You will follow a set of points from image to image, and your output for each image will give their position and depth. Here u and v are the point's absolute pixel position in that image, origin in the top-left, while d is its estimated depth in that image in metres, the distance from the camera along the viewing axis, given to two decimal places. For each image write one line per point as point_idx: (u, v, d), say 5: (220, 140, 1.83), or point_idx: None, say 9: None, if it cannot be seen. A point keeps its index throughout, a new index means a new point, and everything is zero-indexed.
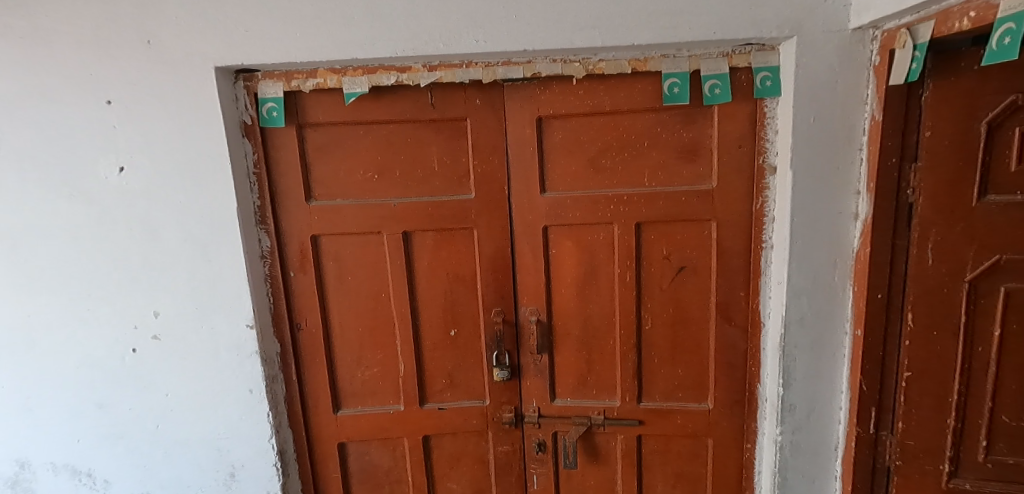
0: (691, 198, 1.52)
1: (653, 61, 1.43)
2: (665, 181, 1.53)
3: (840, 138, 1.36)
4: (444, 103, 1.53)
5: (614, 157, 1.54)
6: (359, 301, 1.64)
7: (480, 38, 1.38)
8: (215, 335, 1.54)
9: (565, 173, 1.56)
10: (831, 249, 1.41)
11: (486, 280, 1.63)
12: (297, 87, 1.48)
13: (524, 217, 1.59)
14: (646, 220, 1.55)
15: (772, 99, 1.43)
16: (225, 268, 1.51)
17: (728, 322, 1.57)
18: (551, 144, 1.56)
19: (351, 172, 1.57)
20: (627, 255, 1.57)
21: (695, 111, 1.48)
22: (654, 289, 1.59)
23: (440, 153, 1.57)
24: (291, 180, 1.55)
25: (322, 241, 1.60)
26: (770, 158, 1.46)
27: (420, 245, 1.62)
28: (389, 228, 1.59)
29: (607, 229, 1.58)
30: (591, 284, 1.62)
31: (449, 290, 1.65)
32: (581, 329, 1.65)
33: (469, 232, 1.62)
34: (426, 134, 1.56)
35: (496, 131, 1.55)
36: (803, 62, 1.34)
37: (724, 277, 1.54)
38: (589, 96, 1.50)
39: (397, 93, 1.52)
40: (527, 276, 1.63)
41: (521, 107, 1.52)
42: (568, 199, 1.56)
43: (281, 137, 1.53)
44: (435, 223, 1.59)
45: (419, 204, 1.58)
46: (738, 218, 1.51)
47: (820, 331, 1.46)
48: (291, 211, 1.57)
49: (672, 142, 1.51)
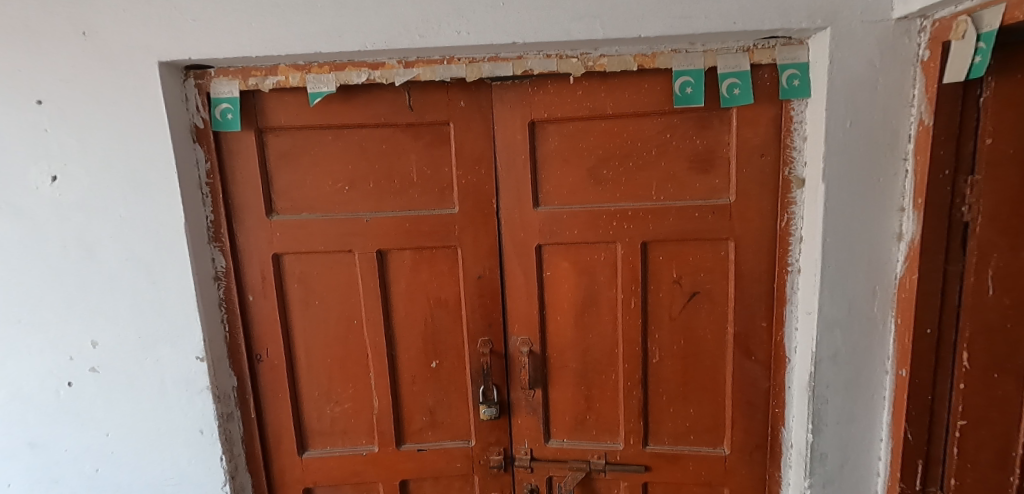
0: (705, 214, 1.32)
1: (661, 57, 1.24)
2: (675, 194, 1.34)
3: (881, 146, 1.17)
4: (423, 105, 1.35)
5: (617, 167, 1.35)
6: (327, 329, 1.45)
7: (462, 29, 1.19)
8: (161, 368, 1.35)
9: (561, 184, 1.38)
10: (870, 276, 1.21)
11: (472, 306, 1.44)
12: (254, 86, 1.29)
13: (516, 235, 1.40)
14: (654, 239, 1.35)
15: (800, 100, 1.23)
16: (172, 292, 1.32)
17: (748, 357, 1.36)
18: (546, 152, 1.37)
19: (318, 183, 1.39)
20: (631, 279, 1.38)
21: (711, 115, 1.29)
22: (662, 317, 1.39)
23: (419, 162, 1.39)
24: (250, 192, 1.36)
25: (285, 261, 1.41)
26: (797, 169, 1.27)
27: (397, 266, 1.43)
28: (361, 246, 1.40)
29: (609, 247, 1.39)
30: (591, 310, 1.42)
31: (430, 317, 1.45)
32: (580, 362, 1.45)
33: (453, 251, 1.43)
34: (404, 140, 1.38)
35: (483, 137, 1.36)
36: (839, 56, 1.14)
37: (743, 305, 1.34)
38: (588, 98, 1.31)
39: (370, 93, 1.33)
40: (518, 301, 1.44)
41: (511, 110, 1.34)
42: (565, 214, 1.37)
43: (237, 143, 1.34)
44: (413, 241, 1.40)
45: (395, 219, 1.39)
46: (759, 237, 1.31)
47: (856, 370, 1.25)
48: (249, 227, 1.38)
49: (683, 151, 1.32)
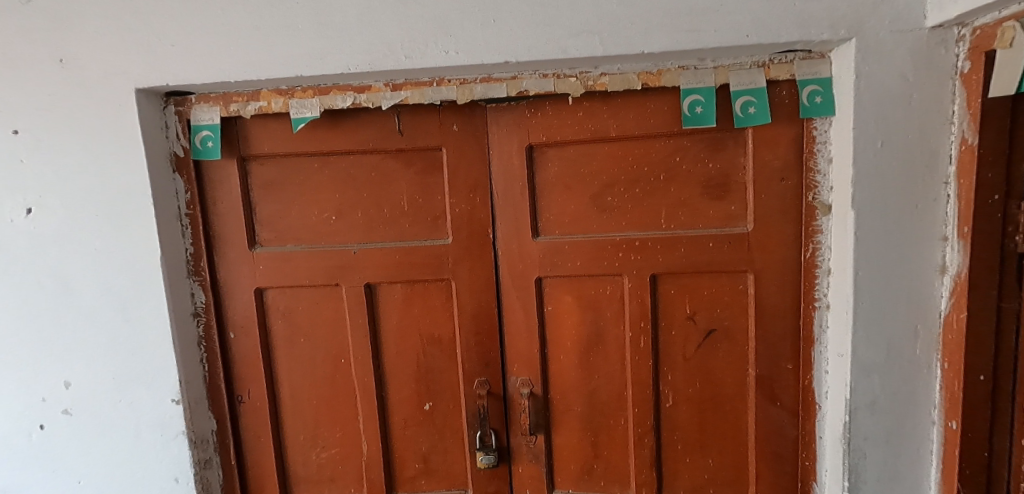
0: (720, 244, 1.20)
1: (668, 74, 1.14)
2: (686, 222, 1.23)
3: (917, 168, 1.04)
4: (414, 130, 1.27)
5: (623, 193, 1.25)
6: (314, 368, 1.35)
7: (451, 48, 1.11)
8: (136, 411, 1.27)
9: (562, 212, 1.28)
10: (910, 313, 1.07)
11: (467, 344, 1.33)
12: (235, 112, 1.23)
13: (514, 267, 1.30)
14: (665, 271, 1.24)
15: (823, 119, 1.12)
16: (147, 329, 1.24)
17: (772, 402, 1.22)
18: (546, 178, 1.27)
19: (305, 213, 1.31)
20: (640, 315, 1.26)
21: (724, 136, 1.18)
22: (675, 357, 1.27)
23: (410, 189, 1.30)
24: (232, 223, 1.29)
25: (269, 295, 1.33)
26: (822, 194, 1.14)
27: (387, 301, 1.33)
28: (348, 280, 1.31)
29: (615, 280, 1.27)
30: (597, 349, 1.31)
31: (422, 355, 1.35)
32: (586, 406, 1.33)
33: (446, 284, 1.33)
34: (394, 167, 1.29)
35: (477, 163, 1.27)
36: (866, 70, 1.03)
37: (766, 345, 1.21)
38: (590, 120, 1.22)
39: (357, 118, 1.26)
40: (517, 338, 1.33)
41: (507, 133, 1.25)
42: (566, 245, 1.27)
43: (219, 173, 1.27)
44: (404, 274, 1.31)
45: (385, 251, 1.30)
46: (781, 269, 1.18)
47: (897, 419, 1.10)
48: (230, 260, 1.30)
49: (694, 176, 1.21)
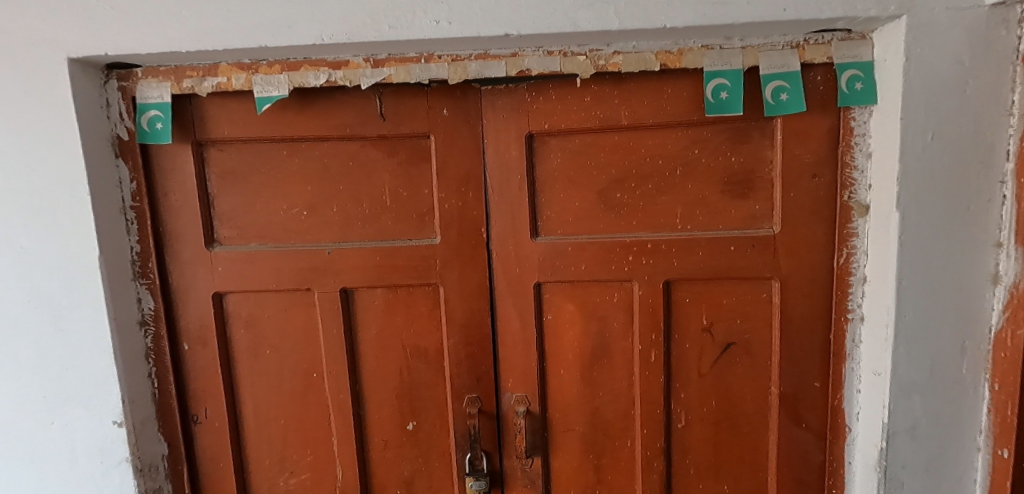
0: (743, 247, 1.07)
1: (689, 54, 1.00)
2: (704, 223, 1.09)
3: (971, 165, 0.92)
4: (398, 114, 1.11)
5: (634, 189, 1.11)
6: (281, 383, 1.19)
7: (442, 17, 0.96)
8: (71, 434, 1.10)
9: (565, 210, 1.13)
10: (957, 328, 0.96)
11: (456, 357, 1.18)
12: (189, 89, 1.06)
13: (510, 271, 1.15)
14: (680, 277, 1.10)
15: (862, 108, 0.99)
16: (84, 341, 1.07)
17: (797, 424, 1.10)
18: (547, 172, 1.13)
19: (271, 208, 1.14)
20: (650, 325, 1.13)
21: (749, 126, 1.05)
22: (688, 373, 1.14)
23: (393, 182, 1.15)
24: (186, 218, 1.12)
25: (229, 301, 1.16)
26: (859, 193, 1.02)
27: (366, 308, 1.18)
28: (321, 284, 1.15)
29: (624, 286, 1.14)
30: (601, 363, 1.17)
31: (405, 369, 1.20)
32: (588, 426, 1.19)
33: (433, 290, 1.18)
34: (375, 156, 1.14)
35: (469, 153, 1.13)
36: (917, 52, 0.91)
37: (791, 360, 1.08)
38: (598, 106, 1.08)
39: (333, 99, 1.10)
40: (512, 350, 1.18)
41: (504, 120, 1.11)
42: (569, 247, 1.13)
43: (171, 160, 1.10)
44: (385, 278, 1.15)
45: (363, 251, 1.15)
46: (810, 276, 1.06)
47: (939, 446, 0.99)
48: (184, 260, 1.13)
49: (714, 171, 1.08)
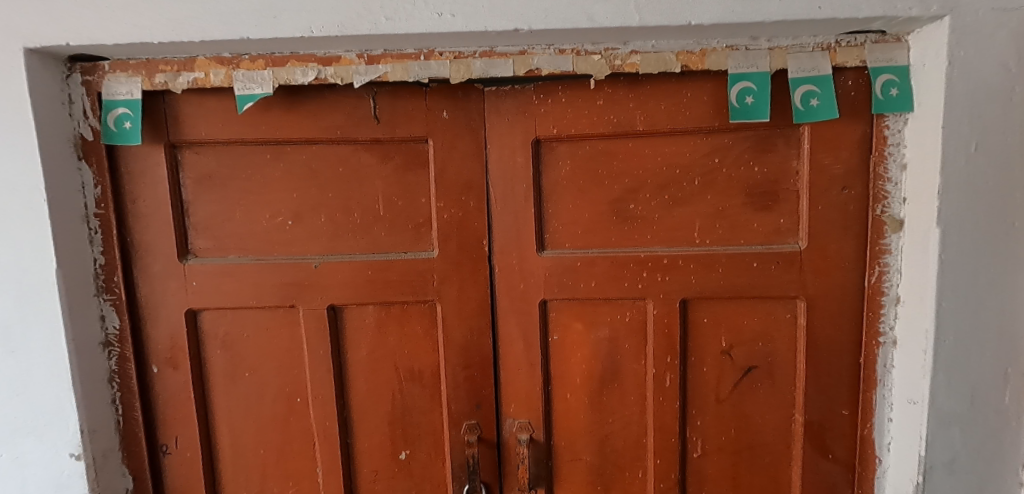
0: (766, 264, 1.00)
1: (713, 55, 0.92)
2: (724, 237, 1.01)
3: (1016, 178, 0.86)
4: (394, 116, 1.02)
5: (649, 200, 1.03)
6: (261, 409, 1.08)
7: (445, 9, 0.87)
8: (23, 468, 0.98)
9: (574, 222, 1.05)
10: (1001, 354, 0.89)
11: (454, 380, 1.09)
12: (162, 85, 0.96)
13: (513, 287, 1.06)
14: (698, 296, 1.02)
15: (896, 116, 0.92)
16: (38, 364, 0.95)
17: (823, 454, 1.02)
18: (554, 181, 1.05)
19: (253, 217, 1.04)
20: (665, 347, 1.04)
21: (774, 134, 0.98)
22: (705, 399, 1.06)
23: (387, 190, 1.05)
24: (156, 227, 1.02)
25: (204, 318, 1.06)
26: (893, 207, 0.94)
27: (355, 327, 1.08)
28: (306, 301, 1.05)
29: (636, 304, 1.05)
30: (611, 387, 1.08)
31: (398, 394, 1.10)
32: (596, 455, 1.10)
33: (429, 308, 1.08)
34: (367, 161, 1.04)
35: (471, 160, 1.04)
36: (961, 56, 0.84)
37: (817, 386, 1.01)
38: (612, 110, 1.00)
39: (322, 99, 1.00)
40: (515, 373, 1.09)
41: (509, 124, 1.02)
42: (578, 262, 1.04)
43: (141, 163, 1.00)
44: (378, 294, 1.06)
45: (353, 266, 1.05)
46: (839, 296, 0.98)
47: (980, 481, 0.92)
48: (154, 274, 1.03)
49: (736, 182, 1.00)
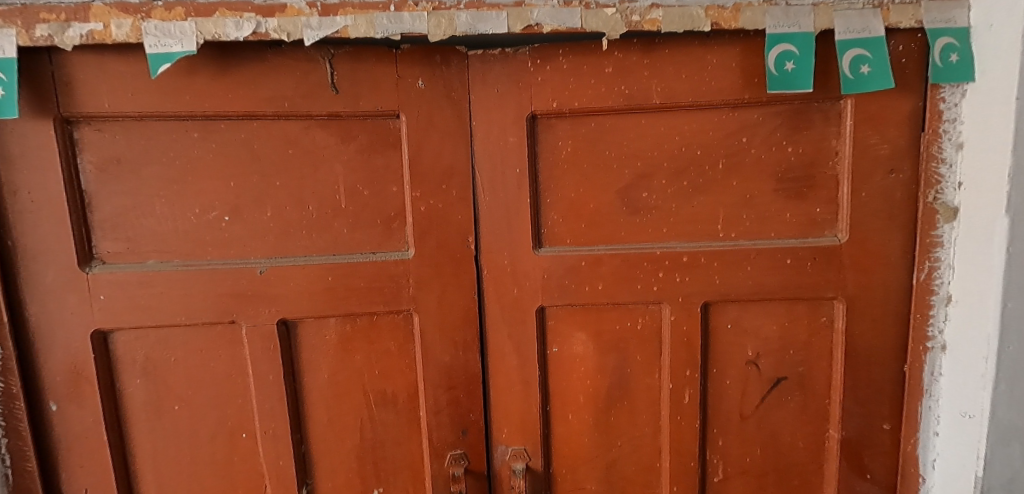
0: (801, 261, 0.86)
1: (747, 11, 0.77)
2: (752, 230, 0.87)
3: None
4: (356, 85, 0.82)
5: (665, 187, 0.87)
6: (195, 450, 0.88)
7: None
8: None
9: (577, 214, 0.88)
10: None
11: (435, 404, 0.91)
12: (44, 40, 0.73)
13: (505, 292, 0.89)
14: (721, 298, 0.88)
15: (953, 87, 0.79)
16: None
17: (860, 474, 0.90)
18: (553, 165, 0.87)
19: (177, 211, 0.83)
20: (684, 359, 0.90)
21: (810, 109, 0.84)
22: (728, 416, 0.92)
23: (349, 177, 0.86)
24: (47, 226, 0.79)
25: (117, 340, 0.84)
26: (946, 193, 0.82)
27: (313, 345, 0.88)
28: (249, 315, 0.85)
29: (650, 310, 0.90)
30: (620, 405, 0.93)
31: (367, 422, 0.91)
32: (602, 484, 0.95)
33: (404, 319, 0.90)
34: (324, 141, 0.85)
35: (453, 139, 0.85)
36: None
37: (855, 398, 0.88)
38: (623, 79, 0.83)
39: (264, 61, 0.80)
40: (508, 393, 0.92)
41: (499, 95, 0.84)
42: (583, 261, 0.88)
43: (22, 145, 0.77)
44: (340, 305, 0.87)
45: (309, 271, 0.85)
46: (881, 296, 0.85)
47: None
48: (47, 287, 0.80)
49: (766, 165, 0.85)
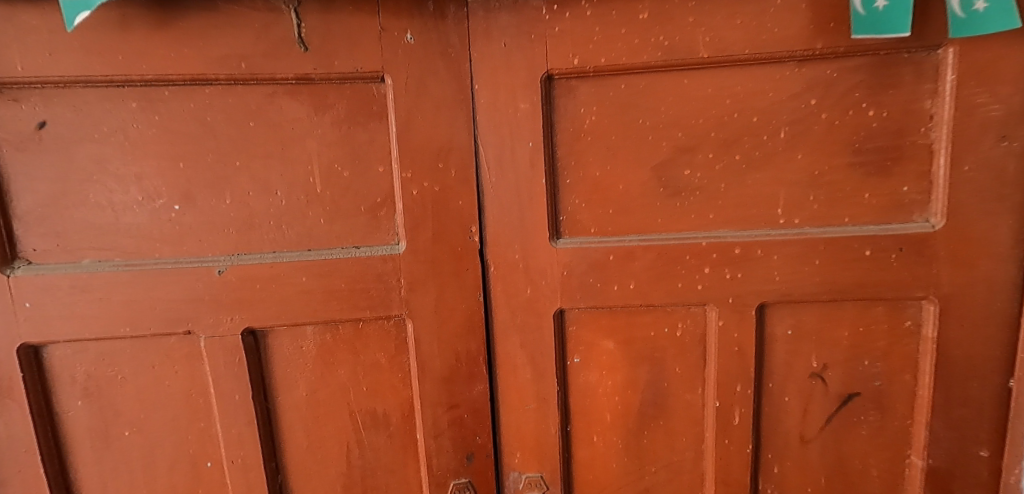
0: (882, 252, 0.69)
1: None
2: (821, 215, 0.70)
3: None
4: (330, 40, 0.67)
5: (712, 163, 0.70)
6: (151, 482, 0.74)
7: None
8: None
9: (604, 198, 0.72)
10: None
11: (434, 427, 0.77)
12: None
13: (516, 292, 0.74)
14: (782, 298, 0.72)
15: None
16: None
17: None
18: (574, 137, 0.71)
19: (115, 200, 0.68)
20: (734, 372, 0.74)
21: (899, 61, 0.66)
22: (785, 439, 0.76)
23: (325, 156, 0.70)
24: None
25: (51, 355, 0.70)
26: None
27: (287, 358, 0.74)
28: (208, 325, 0.70)
29: (692, 313, 0.74)
30: (655, 426, 0.78)
31: (354, 448, 0.77)
32: None
33: (395, 326, 0.75)
34: (293, 112, 0.69)
35: (450, 107, 0.69)
36: None
37: (945, 420, 0.72)
38: (662, 28, 0.67)
39: (217, 12, 0.65)
40: (521, 413, 0.78)
41: (507, 51, 0.68)
42: (611, 255, 0.72)
43: None
44: (317, 311, 0.72)
45: (278, 271, 0.70)
46: (985, 296, 0.69)
47: None
48: None
49: (840, 133, 0.68)
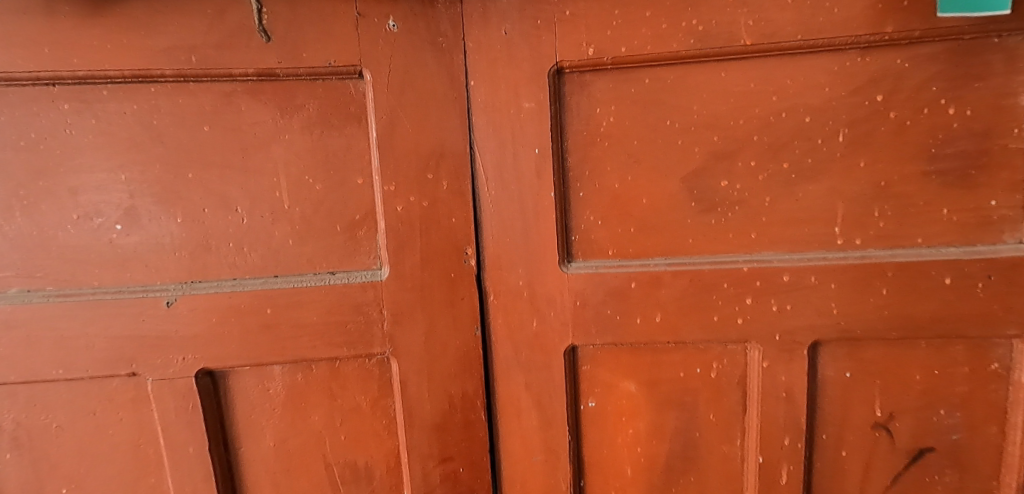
0: (965, 280, 0.57)
1: None
2: (889, 235, 0.58)
3: None
4: (297, 28, 0.56)
5: (755, 172, 0.58)
6: None
7: None
8: None
9: (624, 214, 0.61)
10: None
11: (424, 481, 0.65)
12: None
13: (519, 326, 0.62)
14: (840, 335, 0.59)
15: None
16: None
17: None
18: (588, 142, 0.60)
19: (46, 218, 0.58)
20: (779, 421, 0.62)
21: (988, 47, 0.54)
22: None
23: (294, 166, 0.59)
24: None
25: None
26: None
27: (251, 402, 0.63)
28: (156, 366, 0.60)
29: (730, 350, 0.62)
30: (684, 483, 0.66)
31: None
32: None
33: (378, 364, 0.64)
34: (255, 114, 0.58)
35: (440, 107, 0.58)
36: None
37: None
38: (696, 10, 0.55)
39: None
40: (526, 466, 0.66)
41: (509, 40, 0.57)
42: (633, 283, 0.60)
43: None
44: (285, 349, 0.61)
45: (237, 302, 0.59)
46: None
47: None
48: None
49: (913, 135, 0.56)
